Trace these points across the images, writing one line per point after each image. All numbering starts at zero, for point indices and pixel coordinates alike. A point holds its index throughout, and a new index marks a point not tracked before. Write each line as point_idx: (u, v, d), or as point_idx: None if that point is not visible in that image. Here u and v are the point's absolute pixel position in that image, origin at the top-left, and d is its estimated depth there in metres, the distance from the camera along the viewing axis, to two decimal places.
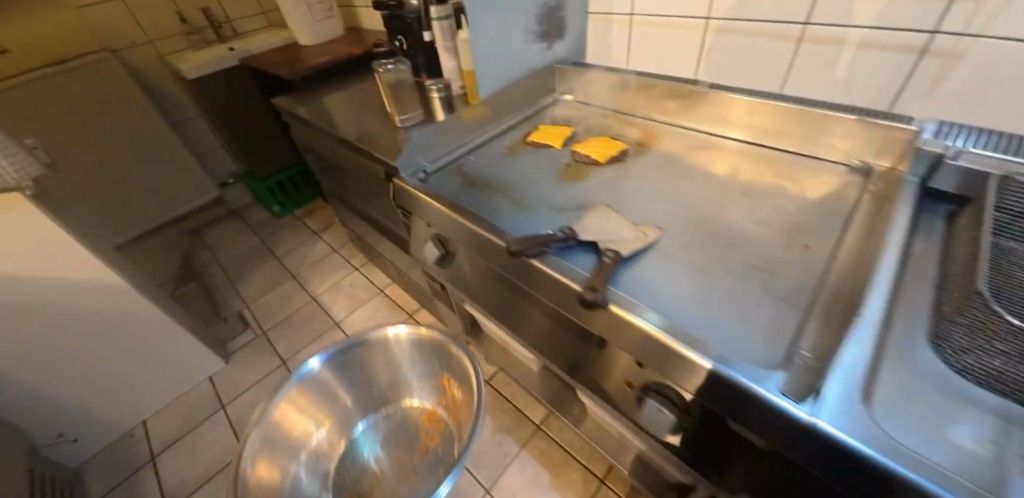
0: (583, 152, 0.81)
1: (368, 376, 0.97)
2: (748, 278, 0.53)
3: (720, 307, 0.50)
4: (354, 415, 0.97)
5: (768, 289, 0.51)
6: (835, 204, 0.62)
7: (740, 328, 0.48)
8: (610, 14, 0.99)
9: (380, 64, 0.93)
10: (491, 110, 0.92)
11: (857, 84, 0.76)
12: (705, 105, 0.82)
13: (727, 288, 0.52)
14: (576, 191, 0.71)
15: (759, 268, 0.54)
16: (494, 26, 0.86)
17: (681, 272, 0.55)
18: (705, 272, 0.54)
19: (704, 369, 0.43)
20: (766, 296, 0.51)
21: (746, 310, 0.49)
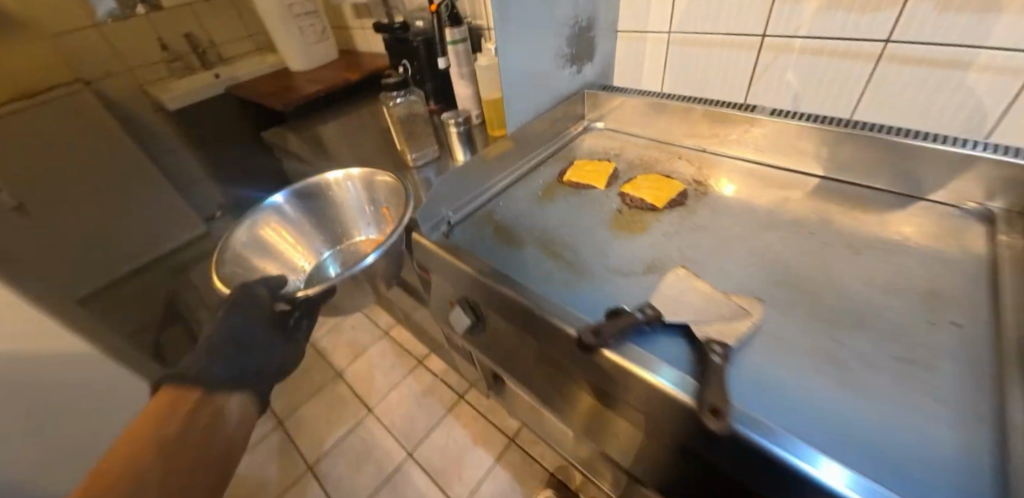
0: (635, 195, 0.68)
1: (329, 220, 0.90)
2: (901, 375, 0.40)
3: (871, 415, 0.38)
4: (315, 240, 0.89)
5: (934, 394, 0.39)
6: (966, 263, 0.50)
7: (907, 449, 0.35)
8: (642, 33, 0.89)
9: (389, 97, 0.81)
10: (517, 146, 0.79)
11: (947, 111, 0.65)
12: (769, 134, 0.71)
13: (876, 388, 0.40)
14: (638, 247, 0.59)
15: (915, 365, 0.41)
16: (522, 50, 0.73)
17: (809, 365, 0.42)
18: (840, 366, 0.42)
19: None
20: (934, 404, 0.38)
21: (911, 423, 0.37)
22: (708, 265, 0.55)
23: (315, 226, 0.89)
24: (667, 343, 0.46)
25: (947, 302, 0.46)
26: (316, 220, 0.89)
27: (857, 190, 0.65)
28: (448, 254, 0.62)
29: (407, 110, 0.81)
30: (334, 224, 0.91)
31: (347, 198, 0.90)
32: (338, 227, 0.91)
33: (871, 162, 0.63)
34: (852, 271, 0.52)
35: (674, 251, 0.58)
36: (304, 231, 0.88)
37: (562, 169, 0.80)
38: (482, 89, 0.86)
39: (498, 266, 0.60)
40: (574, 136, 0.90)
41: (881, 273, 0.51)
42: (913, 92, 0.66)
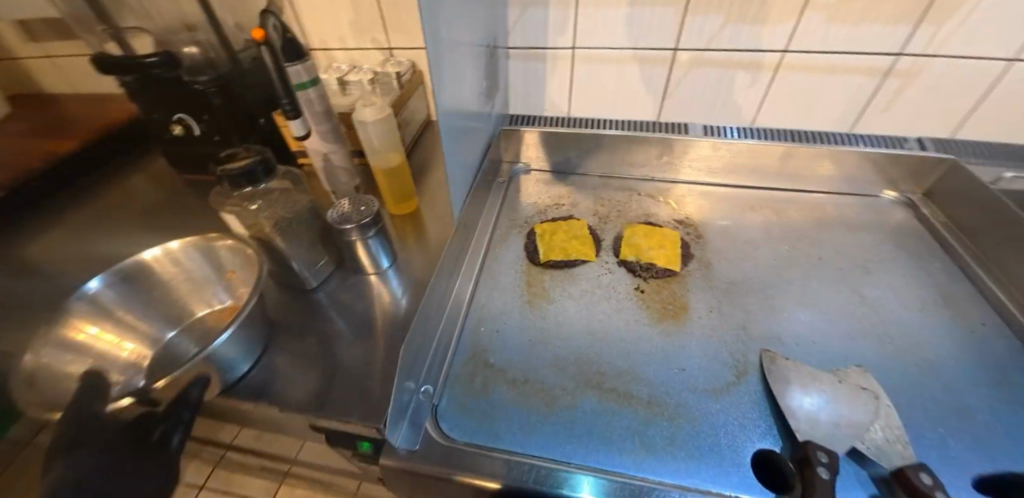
0: (642, 261, 0.55)
1: (173, 304, 0.46)
2: (976, 362, 0.45)
3: (972, 397, 0.42)
4: (153, 329, 0.44)
5: (988, 365, 0.45)
6: (923, 251, 0.58)
7: (990, 401, 0.42)
8: (540, 50, 0.74)
9: (247, 198, 0.44)
10: (464, 231, 0.55)
11: (822, 108, 0.73)
12: (721, 154, 0.67)
13: (967, 382, 0.43)
14: (700, 340, 0.46)
15: (1014, 385, 0.43)
16: (454, 93, 0.45)
17: (929, 391, 0.42)
18: (950, 385, 0.43)
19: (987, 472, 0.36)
20: (993, 372, 0.44)
21: (995, 395, 0.42)
22: (783, 340, 0.47)
23: (145, 316, 0.44)
24: (845, 480, 0.36)
25: (958, 302, 0.51)
26: (160, 296, 0.45)
27: (803, 196, 0.68)
28: (479, 478, 0.35)
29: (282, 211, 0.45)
30: (178, 304, 0.46)
31: (189, 271, 0.46)
32: (194, 297, 0.47)
33: (813, 169, 0.66)
34: (879, 293, 0.52)
35: (739, 332, 0.47)
36: (148, 319, 0.44)
37: (526, 243, 0.59)
38: (370, 154, 0.55)
39: (569, 464, 0.36)
40: (503, 188, 0.70)
41: (891, 286, 0.54)
42: (800, 93, 0.72)
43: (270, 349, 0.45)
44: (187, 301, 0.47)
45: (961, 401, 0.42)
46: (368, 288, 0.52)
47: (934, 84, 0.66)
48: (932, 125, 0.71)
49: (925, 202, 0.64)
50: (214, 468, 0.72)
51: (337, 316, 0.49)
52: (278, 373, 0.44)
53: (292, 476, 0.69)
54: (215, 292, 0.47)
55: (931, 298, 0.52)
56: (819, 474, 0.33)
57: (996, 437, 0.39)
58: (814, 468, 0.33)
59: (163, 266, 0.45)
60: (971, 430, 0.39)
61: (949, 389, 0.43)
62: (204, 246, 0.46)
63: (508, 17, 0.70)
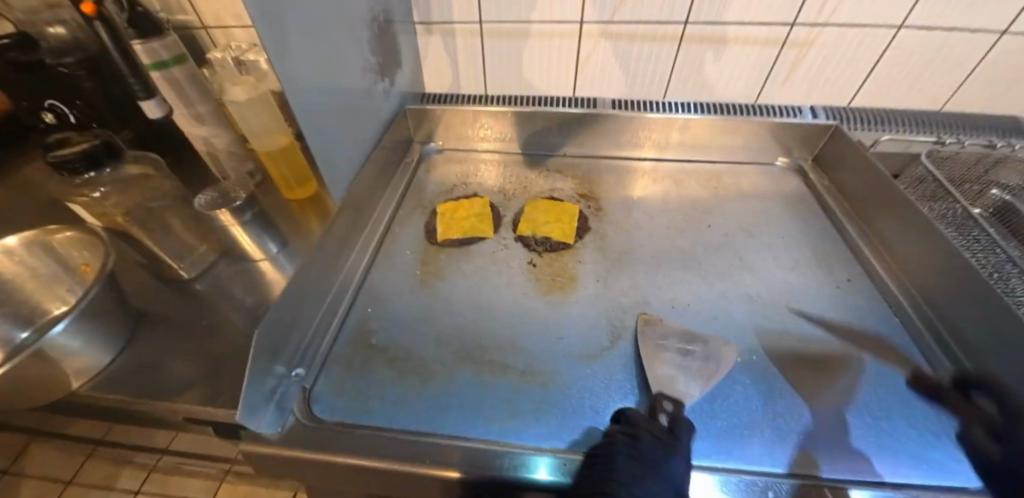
0: (538, 235, 0.56)
1: (16, 303, 0.43)
2: (834, 315, 0.48)
3: (825, 346, 0.45)
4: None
5: (844, 316, 0.48)
6: (807, 215, 0.61)
7: (839, 348, 0.45)
8: (448, 26, 0.72)
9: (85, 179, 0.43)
10: (355, 213, 0.54)
11: (728, 79, 0.75)
12: (627, 127, 0.68)
13: (823, 333, 0.46)
14: (581, 308, 0.48)
15: (864, 334, 0.46)
16: (320, 68, 0.43)
17: (789, 344, 0.45)
18: (807, 336, 0.46)
19: (829, 417, 0.38)
20: (846, 323, 0.48)
21: (846, 345, 0.45)
22: (664, 305, 0.49)
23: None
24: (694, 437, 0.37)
25: (829, 260, 0.55)
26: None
27: (708, 167, 0.70)
28: (354, 458, 0.35)
29: (137, 199, 0.48)
30: (24, 302, 0.43)
31: (31, 269, 0.44)
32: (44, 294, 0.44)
33: (715, 141, 0.68)
34: (759, 255, 0.55)
35: (622, 299, 0.49)
36: None
37: (427, 223, 0.59)
38: (252, 136, 0.53)
39: (433, 435, 0.37)
40: (411, 168, 0.69)
41: (774, 248, 0.56)
42: (706, 64, 0.73)
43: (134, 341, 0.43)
44: (38, 298, 0.44)
45: (815, 349, 0.45)
46: (257, 274, 0.50)
47: (827, 53, 0.68)
48: (828, 94, 0.74)
49: (815, 168, 0.68)
50: (146, 473, 0.66)
51: (218, 306, 0.47)
52: (146, 364, 0.42)
53: (227, 473, 0.67)
54: (70, 287, 0.45)
55: (808, 257, 0.55)
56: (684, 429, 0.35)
57: (840, 384, 0.41)
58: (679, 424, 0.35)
59: (2, 264, 0.42)
60: (819, 379, 0.42)
61: (808, 340, 0.45)
62: (44, 240, 0.43)
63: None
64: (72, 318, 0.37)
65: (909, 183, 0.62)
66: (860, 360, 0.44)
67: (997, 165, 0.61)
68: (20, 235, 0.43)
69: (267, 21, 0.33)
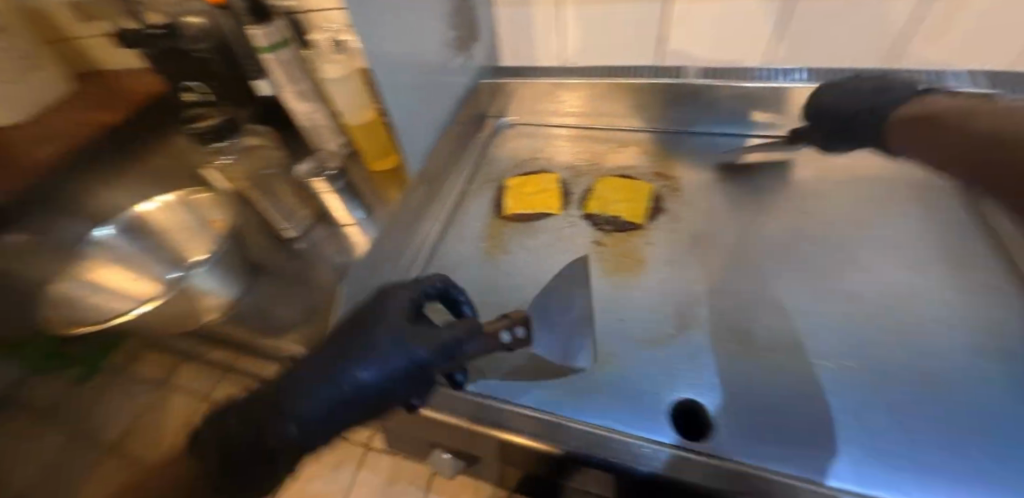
0: (606, 214, 0.54)
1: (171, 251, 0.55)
2: (968, 325, 0.40)
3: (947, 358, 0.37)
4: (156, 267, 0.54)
5: (978, 328, 0.39)
6: (938, 205, 0.51)
7: (968, 363, 0.37)
8: None
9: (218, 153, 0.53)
10: (429, 185, 0.57)
11: (865, 41, 0.59)
12: (720, 100, 0.61)
13: (948, 344, 0.38)
14: (649, 291, 0.46)
15: (1012, 352, 0.37)
16: (402, 43, 0.45)
17: (893, 351, 0.38)
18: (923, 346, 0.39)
19: (941, 436, 0.32)
20: (982, 337, 0.38)
21: (979, 361, 0.37)
22: (741, 297, 0.45)
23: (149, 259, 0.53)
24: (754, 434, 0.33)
25: (964, 260, 0.45)
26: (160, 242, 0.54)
27: (815, 143, 0.60)
28: (444, 415, 0.38)
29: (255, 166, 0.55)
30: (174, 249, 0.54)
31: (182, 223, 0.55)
32: (188, 244, 0.55)
33: None
34: (867, 248, 0.48)
35: (691, 285, 0.46)
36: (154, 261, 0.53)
37: (495, 197, 0.60)
38: (343, 112, 0.58)
39: (495, 398, 0.38)
40: (484, 143, 0.70)
41: (887, 242, 0.48)
42: (834, 24, 0.58)
43: (249, 286, 0.51)
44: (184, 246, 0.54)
45: (929, 362, 0.37)
46: (345, 238, 0.55)
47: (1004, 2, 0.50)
48: None
49: None
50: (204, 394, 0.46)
51: (313, 263, 0.54)
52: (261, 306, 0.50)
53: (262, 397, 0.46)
54: (206, 240, 0.55)
55: (935, 254, 0.46)
56: (397, 304, 0.35)
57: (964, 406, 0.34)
58: (390, 303, 0.35)
59: (158, 216, 0.55)
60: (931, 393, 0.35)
61: (924, 350, 0.38)
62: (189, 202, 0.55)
63: None
64: (211, 264, 0.47)
65: None
66: (998, 377, 0.35)
67: None
68: (172, 196, 0.55)
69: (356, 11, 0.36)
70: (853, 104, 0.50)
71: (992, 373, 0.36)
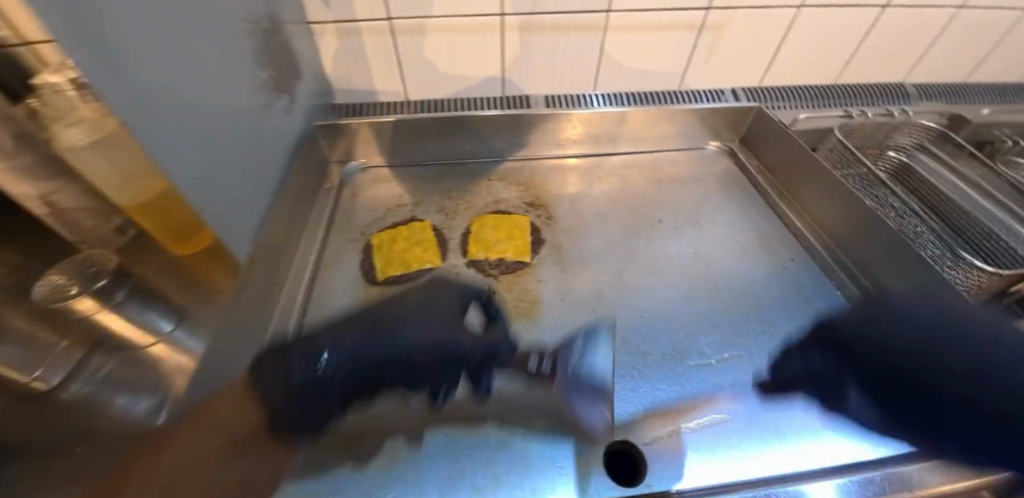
0: (490, 257, 0.51)
1: None
2: (789, 301, 0.49)
3: (778, 333, 0.46)
4: None
5: (793, 299, 0.50)
6: (745, 197, 0.63)
7: (796, 337, 0.46)
8: (355, 25, 0.62)
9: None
10: (266, 263, 0.44)
11: None
12: (568, 127, 0.65)
13: (779, 322, 0.47)
14: (551, 334, 0.44)
15: (813, 315, 0.48)
16: (185, 94, 0.33)
17: (746, 338, 0.46)
18: (765, 327, 0.47)
19: (794, 416, 0.40)
20: (798, 307, 0.49)
21: (798, 329, 0.47)
22: (630, 316, 0.47)
23: None
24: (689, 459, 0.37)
25: (771, 242, 0.56)
26: None
27: (653, 155, 0.68)
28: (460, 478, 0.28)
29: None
30: None
31: None
32: None
33: (652, 131, 0.67)
34: (709, 246, 0.56)
35: (591, 317, 0.46)
36: None
37: (363, 260, 0.52)
38: (102, 192, 0.40)
39: None
40: (333, 196, 0.60)
41: (723, 236, 0.57)
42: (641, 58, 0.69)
43: None
44: None
45: (771, 341, 0.45)
46: (148, 365, 0.39)
47: (746, 31, 0.71)
48: (745, 76, 0.79)
49: (744, 148, 0.70)
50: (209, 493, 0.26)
51: (92, 417, 0.36)
52: None
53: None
54: None
55: (753, 241, 0.56)
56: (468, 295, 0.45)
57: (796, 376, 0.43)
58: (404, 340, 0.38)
59: None
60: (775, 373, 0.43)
61: (763, 330, 0.46)
62: None
63: None
64: None
65: (831, 149, 0.65)
66: (814, 343, 0.46)
67: (894, 132, 0.69)
68: None
69: (98, 51, 0.24)
70: (916, 335, 0.31)
71: (811, 341, 0.46)
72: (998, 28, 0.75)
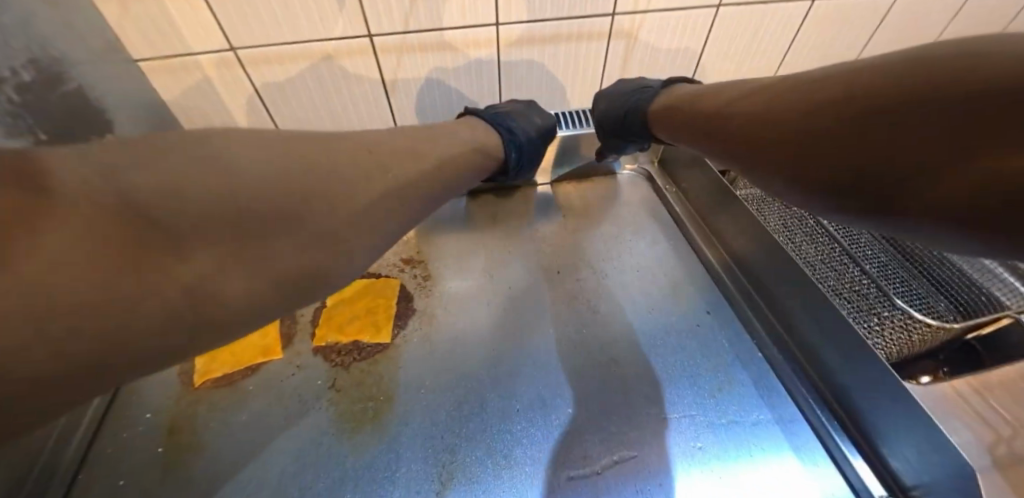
0: (341, 339, 0.42)
1: None
2: (699, 369, 0.42)
3: (683, 411, 0.39)
4: None
5: (702, 365, 0.42)
6: (658, 231, 0.55)
7: (705, 417, 0.39)
8: (194, 58, 0.53)
9: None
10: None
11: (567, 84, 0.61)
12: None
13: (685, 399, 0.40)
14: (401, 444, 0.36)
15: (724, 384, 0.41)
16: None
17: (644, 427, 0.38)
18: (666, 408, 0.39)
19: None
20: (707, 374, 0.42)
21: (706, 404, 0.39)
22: (510, 398, 0.39)
23: None
24: None
25: (684, 288, 0.49)
26: None
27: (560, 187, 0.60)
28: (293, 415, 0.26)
29: None
30: None
31: None
32: None
33: (557, 159, 0.59)
34: (613, 298, 0.48)
35: (457, 405, 0.38)
36: None
37: None
38: None
39: None
40: None
41: (631, 283, 0.49)
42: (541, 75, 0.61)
43: None
44: None
45: (674, 425, 0.38)
46: None
47: (661, 37, 0.64)
48: None
49: (661, 172, 0.62)
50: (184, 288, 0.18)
51: None
52: None
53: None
54: None
55: (662, 288, 0.49)
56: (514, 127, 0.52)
57: (697, 450, 0.36)
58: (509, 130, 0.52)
59: None
60: (676, 463, 0.36)
61: (666, 412, 0.39)
62: None
63: (101, 21, 0.47)
64: None
65: None
66: (724, 420, 0.38)
67: None
68: None
69: None
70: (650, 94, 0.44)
71: (719, 418, 0.39)
72: (939, 16, 0.68)
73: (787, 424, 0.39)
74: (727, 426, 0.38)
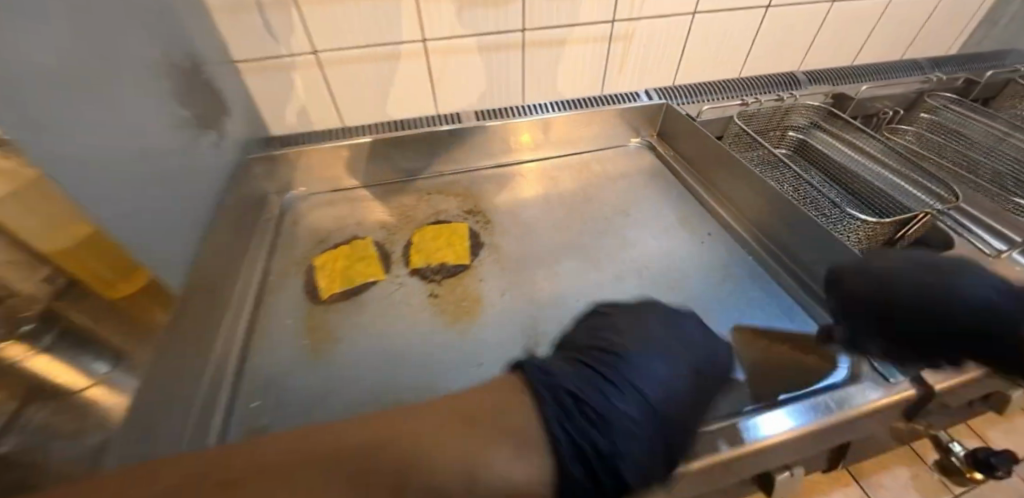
0: (432, 263, 0.54)
1: None
2: (707, 272, 0.55)
3: (699, 300, 0.52)
4: None
5: (709, 270, 0.56)
6: (662, 184, 0.69)
7: (715, 303, 0.52)
8: (282, 61, 0.65)
9: None
10: (186, 314, 0.43)
11: None
12: (500, 136, 0.69)
13: (698, 292, 0.53)
14: (493, 328, 0.48)
15: (727, 281, 0.54)
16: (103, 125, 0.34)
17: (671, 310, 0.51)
18: (685, 297, 0.52)
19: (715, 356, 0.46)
20: (713, 275, 0.55)
21: (715, 295, 0.53)
22: (569, 298, 0.51)
23: None
24: None
25: (689, 221, 0.63)
26: None
27: (580, 156, 0.74)
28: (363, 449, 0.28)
29: None
30: None
31: None
32: None
33: (575, 135, 0.73)
34: (635, 231, 0.61)
35: (529, 303, 0.50)
36: None
37: (305, 283, 0.53)
38: None
39: None
40: (275, 227, 0.61)
41: (646, 220, 0.63)
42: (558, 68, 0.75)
43: None
44: None
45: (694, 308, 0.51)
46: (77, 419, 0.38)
47: (651, 38, 0.79)
48: (657, 76, 0.86)
49: (660, 142, 0.76)
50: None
51: None
52: None
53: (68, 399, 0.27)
54: None
55: (672, 222, 0.62)
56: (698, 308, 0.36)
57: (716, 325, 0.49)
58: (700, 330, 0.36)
59: None
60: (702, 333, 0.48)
61: (685, 300, 0.52)
62: None
63: (215, 30, 0.59)
64: None
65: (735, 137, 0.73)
66: (730, 304, 0.52)
67: (789, 113, 0.75)
68: None
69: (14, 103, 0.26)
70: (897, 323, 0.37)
71: (726, 302, 0.52)
72: (866, 18, 0.86)
73: (781, 307, 0.52)
74: (732, 307, 0.51)
